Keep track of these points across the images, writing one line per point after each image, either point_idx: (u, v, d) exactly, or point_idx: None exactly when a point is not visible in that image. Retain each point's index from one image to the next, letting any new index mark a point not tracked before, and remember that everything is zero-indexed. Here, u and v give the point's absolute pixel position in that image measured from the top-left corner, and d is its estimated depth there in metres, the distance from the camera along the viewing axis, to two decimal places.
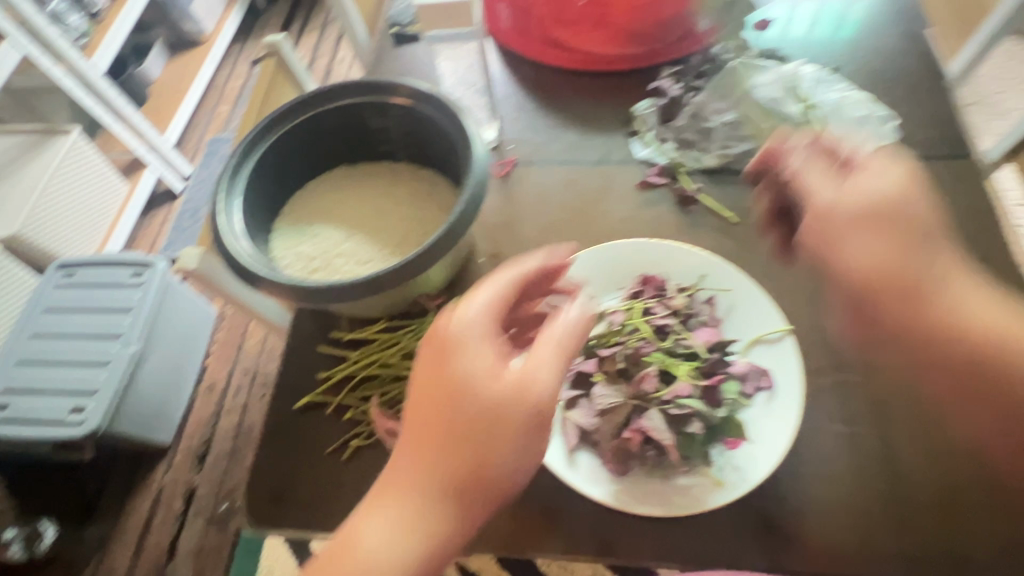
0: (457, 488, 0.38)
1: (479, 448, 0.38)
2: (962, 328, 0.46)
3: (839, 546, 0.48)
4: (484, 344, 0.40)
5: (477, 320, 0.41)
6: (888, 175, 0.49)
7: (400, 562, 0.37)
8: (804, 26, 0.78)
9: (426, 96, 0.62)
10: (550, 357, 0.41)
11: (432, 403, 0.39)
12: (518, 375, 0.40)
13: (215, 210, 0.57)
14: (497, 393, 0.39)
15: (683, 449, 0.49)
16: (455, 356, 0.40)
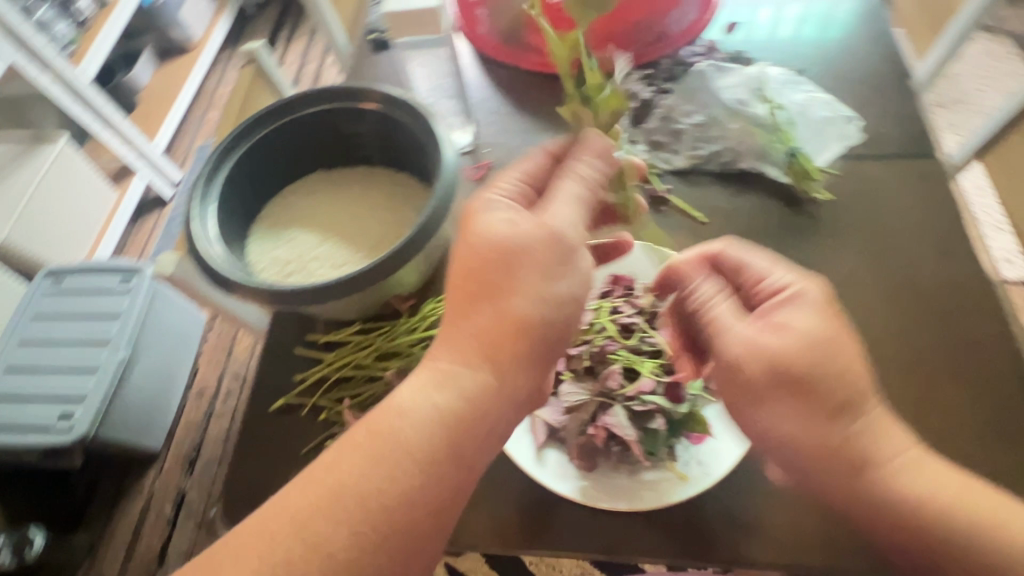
0: (490, 348, 0.42)
1: (512, 292, 0.42)
2: (894, 502, 0.40)
3: (802, 539, 0.49)
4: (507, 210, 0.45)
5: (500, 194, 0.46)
6: (811, 312, 0.43)
7: (431, 413, 0.40)
8: (773, 29, 0.80)
9: (398, 101, 0.63)
10: (568, 210, 0.44)
11: (465, 267, 0.43)
12: (537, 223, 0.43)
13: (189, 217, 0.58)
14: (516, 238, 0.43)
15: (647, 445, 0.50)
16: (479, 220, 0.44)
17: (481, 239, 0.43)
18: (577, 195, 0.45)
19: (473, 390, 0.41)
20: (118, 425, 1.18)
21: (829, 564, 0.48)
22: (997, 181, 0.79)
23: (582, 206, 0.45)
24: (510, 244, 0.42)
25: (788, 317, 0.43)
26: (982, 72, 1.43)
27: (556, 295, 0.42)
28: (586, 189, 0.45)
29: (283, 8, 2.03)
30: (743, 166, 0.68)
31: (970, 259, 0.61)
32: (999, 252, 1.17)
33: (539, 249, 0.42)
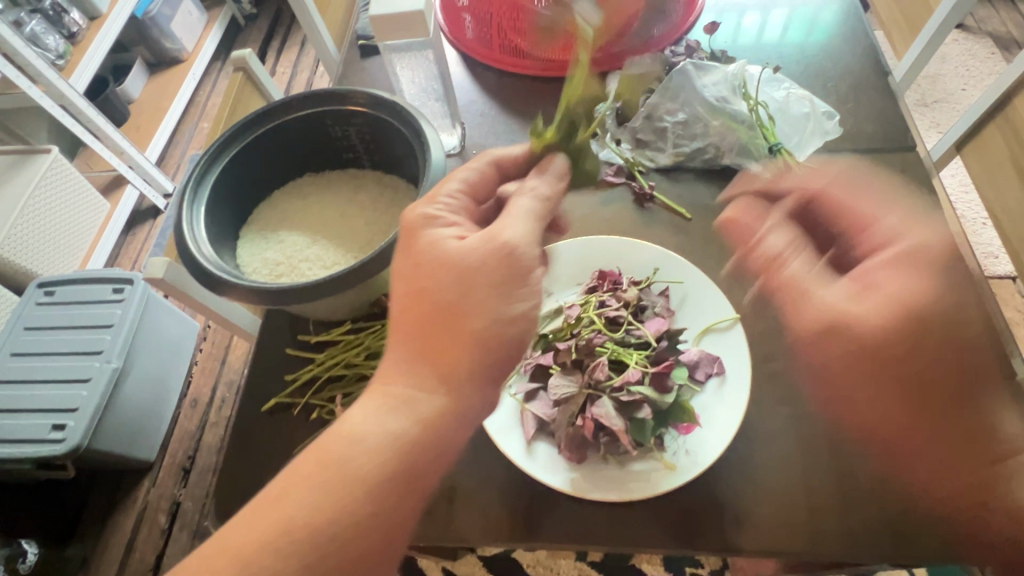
0: (446, 378, 0.42)
1: (461, 317, 0.42)
2: None
3: (787, 523, 0.50)
4: (452, 230, 0.46)
5: (441, 210, 0.46)
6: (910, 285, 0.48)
7: (391, 439, 0.41)
8: (753, 32, 0.83)
9: (384, 102, 0.64)
10: (520, 222, 0.45)
11: (414, 293, 0.43)
12: (485, 238, 0.44)
13: (179, 217, 0.58)
14: (466, 255, 0.43)
15: (635, 435, 0.50)
16: (426, 238, 0.45)
17: (428, 257, 0.44)
18: (530, 208, 0.46)
19: (433, 402, 0.41)
20: (112, 436, 1.17)
21: (813, 550, 0.49)
22: (975, 175, 0.81)
23: (535, 219, 0.46)
24: (460, 261, 0.43)
25: (872, 272, 0.52)
26: (962, 72, 1.46)
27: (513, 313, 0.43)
28: (536, 202, 0.47)
29: (274, 18, 2.04)
30: (726, 163, 0.70)
31: None
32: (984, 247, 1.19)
33: (492, 265, 0.43)
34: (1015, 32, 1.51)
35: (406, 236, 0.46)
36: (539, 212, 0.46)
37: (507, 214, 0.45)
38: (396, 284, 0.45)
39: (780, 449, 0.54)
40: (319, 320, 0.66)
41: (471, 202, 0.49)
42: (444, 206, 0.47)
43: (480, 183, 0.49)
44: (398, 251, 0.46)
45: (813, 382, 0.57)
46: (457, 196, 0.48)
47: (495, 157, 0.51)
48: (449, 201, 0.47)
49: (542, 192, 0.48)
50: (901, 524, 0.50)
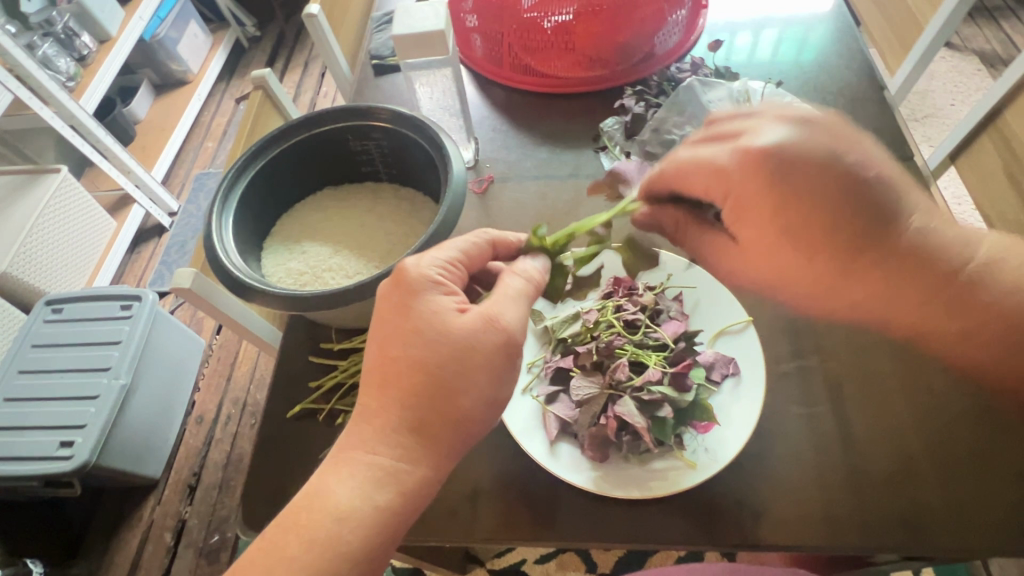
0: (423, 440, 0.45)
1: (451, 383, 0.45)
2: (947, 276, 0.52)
3: (804, 516, 0.52)
4: (442, 294, 0.47)
5: (436, 274, 0.48)
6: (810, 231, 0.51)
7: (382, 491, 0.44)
8: (767, 49, 0.86)
9: (403, 118, 0.66)
10: (513, 308, 0.48)
11: (399, 363, 0.45)
12: (483, 315, 0.46)
13: (209, 228, 0.60)
14: (463, 329, 0.45)
15: (656, 433, 0.52)
16: (424, 312, 0.46)
17: (421, 324, 0.45)
18: (521, 292, 0.49)
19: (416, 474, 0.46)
20: (119, 453, 1.17)
21: (830, 543, 0.51)
22: (969, 184, 0.84)
23: (526, 300, 0.50)
24: (461, 336, 0.45)
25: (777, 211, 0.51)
26: (950, 88, 1.51)
27: (505, 394, 0.48)
28: (527, 284, 0.50)
29: (278, 40, 2.09)
30: None
31: None
32: None
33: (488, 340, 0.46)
34: (999, 50, 1.56)
35: (392, 295, 0.47)
36: (529, 295, 0.50)
37: (500, 294, 0.48)
38: (375, 349, 0.47)
39: (793, 445, 0.55)
40: (341, 328, 0.68)
41: (462, 269, 0.50)
42: (438, 270, 0.48)
43: (472, 253, 0.51)
44: (382, 304, 0.47)
45: (822, 381, 0.59)
46: (446, 263, 0.49)
47: (491, 236, 0.53)
48: (446, 266, 0.49)
49: (531, 278, 0.51)
50: (915, 516, 0.51)
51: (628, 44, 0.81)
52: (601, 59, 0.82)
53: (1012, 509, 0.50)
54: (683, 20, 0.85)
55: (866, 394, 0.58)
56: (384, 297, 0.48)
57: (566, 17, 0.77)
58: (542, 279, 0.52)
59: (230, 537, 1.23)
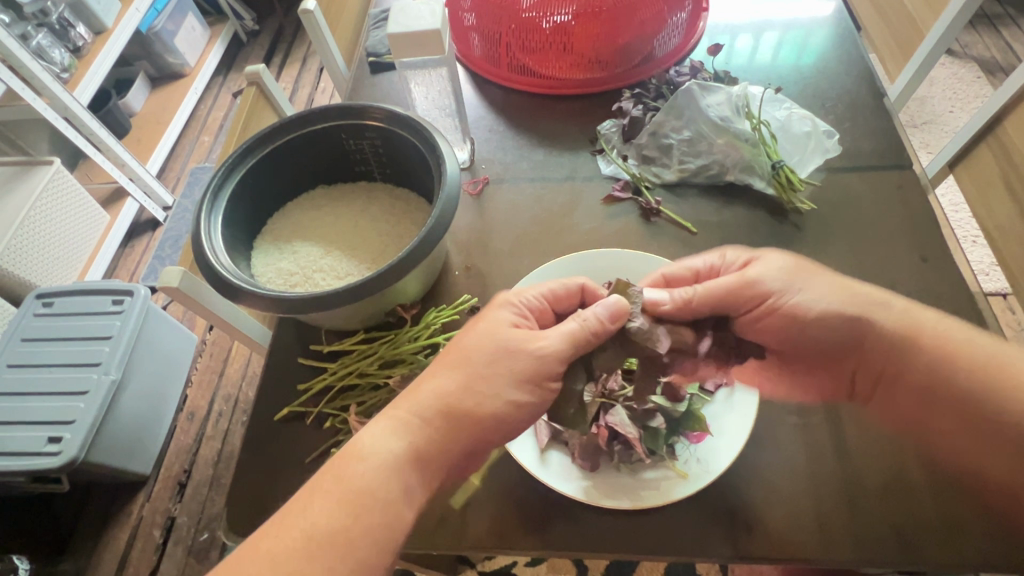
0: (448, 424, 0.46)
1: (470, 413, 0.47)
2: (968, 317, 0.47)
3: (795, 529, 0.51)
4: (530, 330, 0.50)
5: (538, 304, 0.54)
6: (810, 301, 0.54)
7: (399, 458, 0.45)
8: (765, 53, 0.86)
9: (399, 118, 0.65)
10: (551, 335, 0.50)
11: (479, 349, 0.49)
12: (525, 337, 0.50)
13: (197, 227, 0.59)
14: (509, 337, 0.50)
15: (648, 443, 0.52)
16: (483, 328, 0.51)
17: (479, 331, 0.50)
18: (568, 336, 0.50)
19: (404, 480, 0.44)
20: (108, 449, 1.15)
21: (822, 556, 0.50)
22: (966, 193, 0.84)
23: (571, 343, 0.50)
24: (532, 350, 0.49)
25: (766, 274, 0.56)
26: (949, 95, 1.51)
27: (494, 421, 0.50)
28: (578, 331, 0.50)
29: (276, 34, 2.07)
30: (731, 179, 0.73)
31: (943, 260, 0.65)
32: (978, 262, 1.21)
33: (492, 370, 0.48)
34: (998, 58, 1.56)
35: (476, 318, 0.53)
36: (574, 339, 0.50)
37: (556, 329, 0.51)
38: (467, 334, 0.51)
39: (787, 456, 0.55)
40: (331, 331, 0.67)
41: (547, 307, 0.55)
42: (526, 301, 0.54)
43: (562, 295, 0.56)
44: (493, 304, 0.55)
45: (817, 391, 0.58)
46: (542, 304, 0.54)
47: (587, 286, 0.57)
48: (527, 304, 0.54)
49: (592, 327, 0.51)
50: (908, 529, 0.51)
51: (628, 47, 0.80)
52: (600, 61, 0.81)
53: (1008, 525, 0.50)
54: (683, 23, 0.84)
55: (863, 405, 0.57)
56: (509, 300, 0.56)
57: (565, 18, 0.76)
58: (606, 325, 0.51)
59: (219, 535, 1.22)
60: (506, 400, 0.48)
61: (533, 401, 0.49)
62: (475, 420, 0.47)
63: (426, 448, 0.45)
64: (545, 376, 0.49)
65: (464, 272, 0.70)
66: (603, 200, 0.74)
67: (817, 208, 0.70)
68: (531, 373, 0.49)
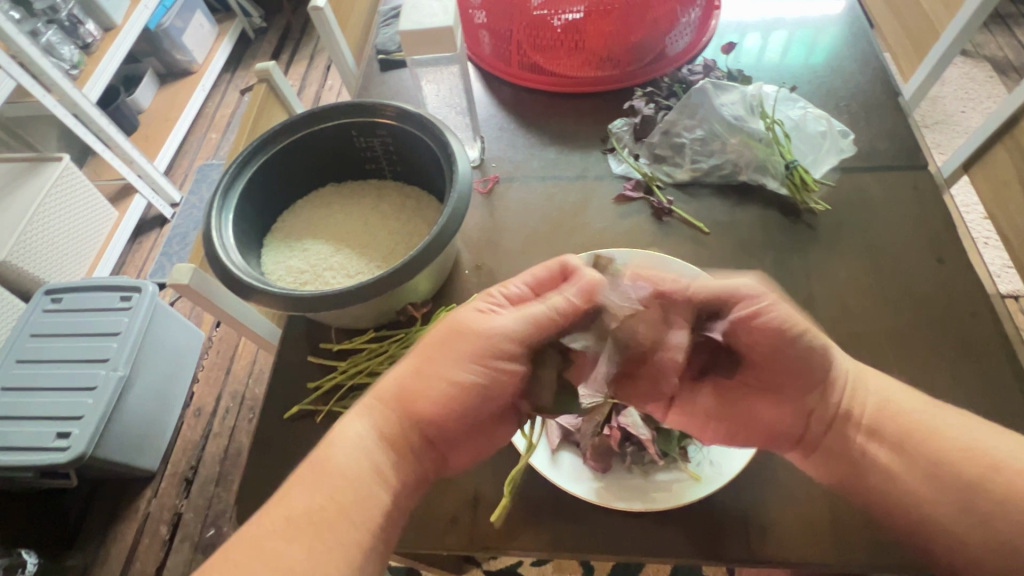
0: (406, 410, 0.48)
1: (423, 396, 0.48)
2: None
3: (809, 532, 0.51)
4: (502, 317, 0.50)
5: (515, 291, 0.52)
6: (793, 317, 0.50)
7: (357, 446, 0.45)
8: (777, 52, 0.85)
9: (410, 115, 0.65)
10: (507, 317, 0.50)
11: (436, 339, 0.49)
12: (481, 319, 0.50)
13: (208, 225, 0.59)
14: (466, 319, 0.50)
15: (661, 445, 0.53)
16: (450, 318, 0.51)
17: (446, 322, 0.51)
18: (529, 318, 0.49)
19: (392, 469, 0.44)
20: (115, 445, 1.16)
21: (835, 561, 0.50)
22: (981, 194, 0.83)
23: (533, 325, 0.49)
24: (486, 332, 0.49)
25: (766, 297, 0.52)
26: (961, 95, 1.49)
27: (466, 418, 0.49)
28: (546, 315, 0.50)
29: (284, 32, 2.07)
30: (744, 179, 0.72)
31: (960, 262, 0.64)
32: (990, 263, 1.20)
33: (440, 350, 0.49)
34: (1011, 57, 1.55)
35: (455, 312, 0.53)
36: (539, 322, 0.50)
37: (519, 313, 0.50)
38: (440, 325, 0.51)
39: None
40: (341, 329, 0.67)
41: (528, 293, 0.53)
42: (505, 291, 0.52)
43: (544, 279, 0.54)
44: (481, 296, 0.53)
45: None
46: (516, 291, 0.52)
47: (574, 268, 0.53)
48: (505, 292, 0.52)
49: (561, 308, 0.50)
50: None
51: (640, 45, 0.80)
52: (611, 59, 0.81)
53: None
54: (695, 21, 0.84)
55: None
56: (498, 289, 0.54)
57: (577, 16, 0.76)
58: (578, 306, 0.50)
59: (226, 531, 1.22)
60: (452, 381, 0.48)
61: (483, 381, 0.48)
62: (427, 404, 0.47)
63: (387, 431, 0.47)
64: (489, 354, 0.48)
65: (474, 271, 0.70)
66: (614, 200, 0.73)
67: (832, 208, 0.70)
68: (478, 352, 0.48)
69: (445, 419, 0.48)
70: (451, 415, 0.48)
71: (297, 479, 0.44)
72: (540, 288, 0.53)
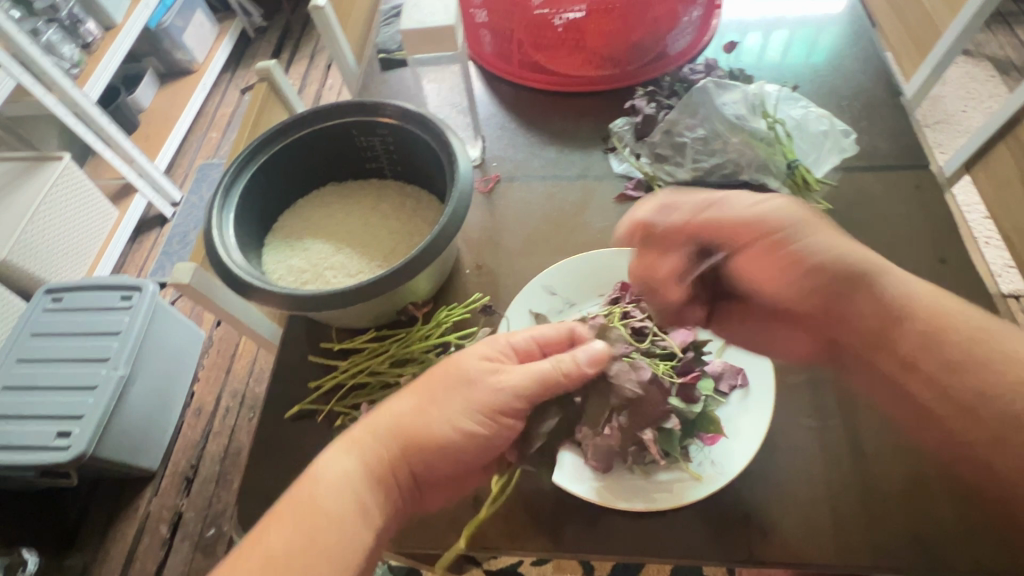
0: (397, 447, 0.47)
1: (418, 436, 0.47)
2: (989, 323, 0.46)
3: (809, 533, 0.51)
4: (509, 370, 0.49)
5: (523, 346, 0.52)
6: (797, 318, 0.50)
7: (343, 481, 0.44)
8: (779, 51, 0.85)
9: (411, 115, 0.65)
10: (515, 373, 0.49)
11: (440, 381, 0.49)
12: (486, 370, 0.49)
13: (209, 224, 0.59)
14: (471, 367, 0.49)
15: (662, 445, 0.51)
16: (455, 359, 0.50)
17: (447, 365, 0.50)
18: (536, 372, 0.49)
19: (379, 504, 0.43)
20: (116, 444, 1.16)
21: (837, 562, 0.49)
22: (983, 193, 0.83)
23: (540, 382, 0.49)
24: (496, 385, 0.49)
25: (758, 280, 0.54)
26: (962, 94, 1.49)
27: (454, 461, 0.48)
28: (551, 371, 0.49)
29: (284, 31, 2.07)
30: (746, 178, 0.70)
31: (961, 261, 0.64)
32: (992, 263, 1.20)
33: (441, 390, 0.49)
34: (1013, 56, 1.54)
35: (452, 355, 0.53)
36: (547, 380, 0.49)
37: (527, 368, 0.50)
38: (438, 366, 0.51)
39: (804, 462, 0.54)
40: (341, 328, 0.67)
41: (535, 348, 0.52)
42: (513, 342, 0.52)
43: (552, 339, 0.53)
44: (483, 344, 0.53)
45: (834, 393, 0.57)
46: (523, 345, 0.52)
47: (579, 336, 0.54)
48: (515, 345, 0.52)
49: (567, 370, 0.49)
50: (927, 535, 0.50)
51: (641, 44, 0.80)
52: (612, 58, 0.81)
53: None
54: (696, 21, 0.84)
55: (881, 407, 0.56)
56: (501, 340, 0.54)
57: (578, 15, 0.76)
58: (583, 369, 0.49)
59: (226, 531, 1.22)
60: (455, 427, 0.47)
61: (485, 432, 0.48)
62: (427, 446, 0.47)
63: (376, 469, 0.45)
64: (496, 406, 0.48)
65: (475, 270, 0.69)
66: (616, 199, 0.73)
67: (834, 208, 0.70)
68: (484, 403, 0.48)
69: (439, 458, 0.47)
70: (445, 454, 0.47)
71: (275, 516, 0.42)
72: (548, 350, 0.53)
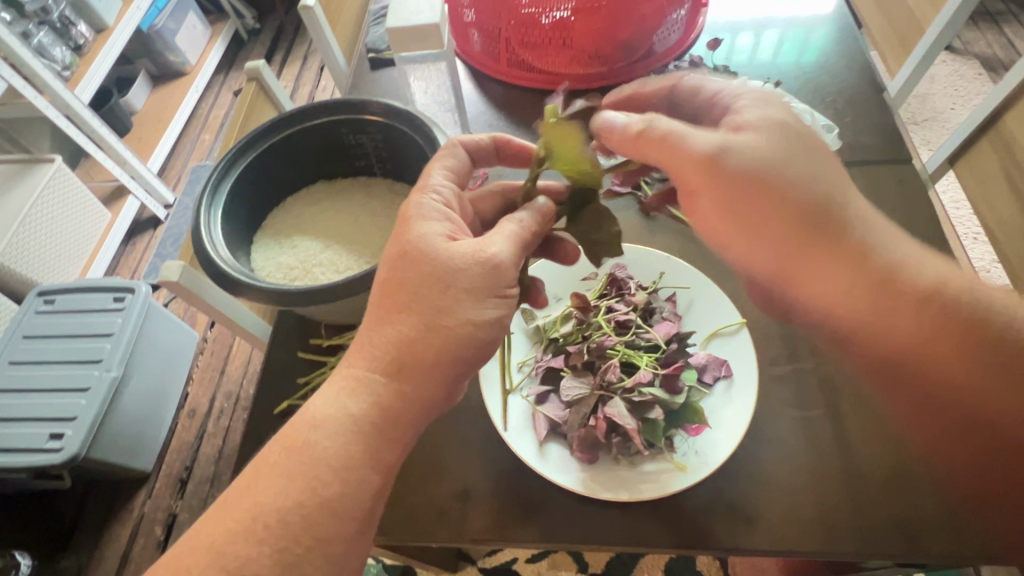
0: (394, 369, 0.43)
1: (414, 354, 0.43)
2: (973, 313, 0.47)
3: (793, 520, 0.51)
4: (480, 242, 0.46)
5: (446, 191, 0.50)
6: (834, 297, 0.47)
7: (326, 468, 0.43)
8: (769, 50, 0.85)
9: (399, 112, 0.65)
10: (499, 239, 0.46)
11: (417, 280, 0.44)
12: (473, 249, 0.45)
13: (196, 220, 0.59)
14: (449, 253, 0.45)
15: (647, 435, 0.52)
16: (412, 250, 0.45)
17: (425, 262, 0.45)
18: (512, 235, 0.47)
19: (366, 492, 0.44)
20: (109, 445, 1.15)
21: (823, 549, 0.50)
22: (967, 188, 0.84)
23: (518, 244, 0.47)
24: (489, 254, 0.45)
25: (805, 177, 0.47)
26: (950, 92, 1.50)
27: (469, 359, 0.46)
28: (523, 229, 0.48)
29: (277, 33, 2.07)
30: None
31: (945, 253, 0.65)
32: (979, 259, 1.21)
33: (425, 278, 0.44)
34: (1000, 54, 1.56)
35: (401, 230, 0.47)
36: (523, 239, 0.48)
37: (496, 231, 0.47)
38: (383, 263, 0.47)
39: (787, 452, 0.55)
40: (330, 324, 0.67)
41: (459, 192, 0.52)
42: (437, 196, 0.49)
43: (459, 168, 0.53)
44: (417, 219, 0.47)
45: (818, 384, 0.58)
46: (446, 186, 0.50)
47: (464, 143, 0.54)
48: (443, 195, 0.50)
49: (530, 223, 0.49)
50: (908, 522, 0.50)
51: (628, 42, 0.80)
52: (600, 57, 0.81)
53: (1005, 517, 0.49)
54: (682, 19, 0.84)
55: (863, 400, 0.57)
56: (422, 195, 0.49)
57: (565, 13, 0.75)
58: (540, 225, 0.50)
59: None
60: (470, 319, 0.44)
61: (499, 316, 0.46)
62: (430, 355, 0.44)
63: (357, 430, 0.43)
64: (503, 284, 0.46)
65: None
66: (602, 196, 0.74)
67: None
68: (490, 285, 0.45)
69: (471, 357, 0.46)
70: (477, 352, 0.46)
71: (246, 472, 0.43)
72: (456, 178, 0.52)
